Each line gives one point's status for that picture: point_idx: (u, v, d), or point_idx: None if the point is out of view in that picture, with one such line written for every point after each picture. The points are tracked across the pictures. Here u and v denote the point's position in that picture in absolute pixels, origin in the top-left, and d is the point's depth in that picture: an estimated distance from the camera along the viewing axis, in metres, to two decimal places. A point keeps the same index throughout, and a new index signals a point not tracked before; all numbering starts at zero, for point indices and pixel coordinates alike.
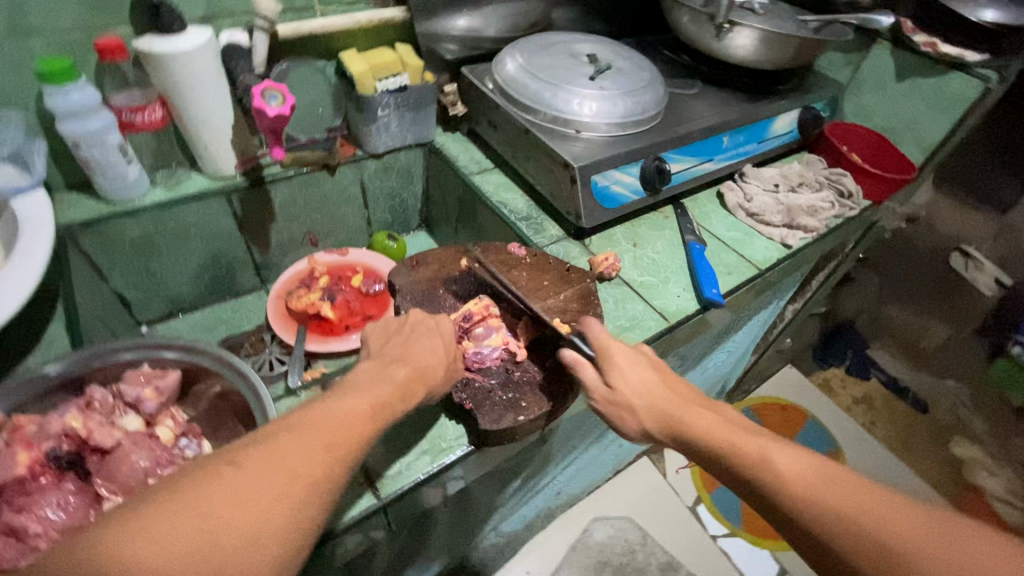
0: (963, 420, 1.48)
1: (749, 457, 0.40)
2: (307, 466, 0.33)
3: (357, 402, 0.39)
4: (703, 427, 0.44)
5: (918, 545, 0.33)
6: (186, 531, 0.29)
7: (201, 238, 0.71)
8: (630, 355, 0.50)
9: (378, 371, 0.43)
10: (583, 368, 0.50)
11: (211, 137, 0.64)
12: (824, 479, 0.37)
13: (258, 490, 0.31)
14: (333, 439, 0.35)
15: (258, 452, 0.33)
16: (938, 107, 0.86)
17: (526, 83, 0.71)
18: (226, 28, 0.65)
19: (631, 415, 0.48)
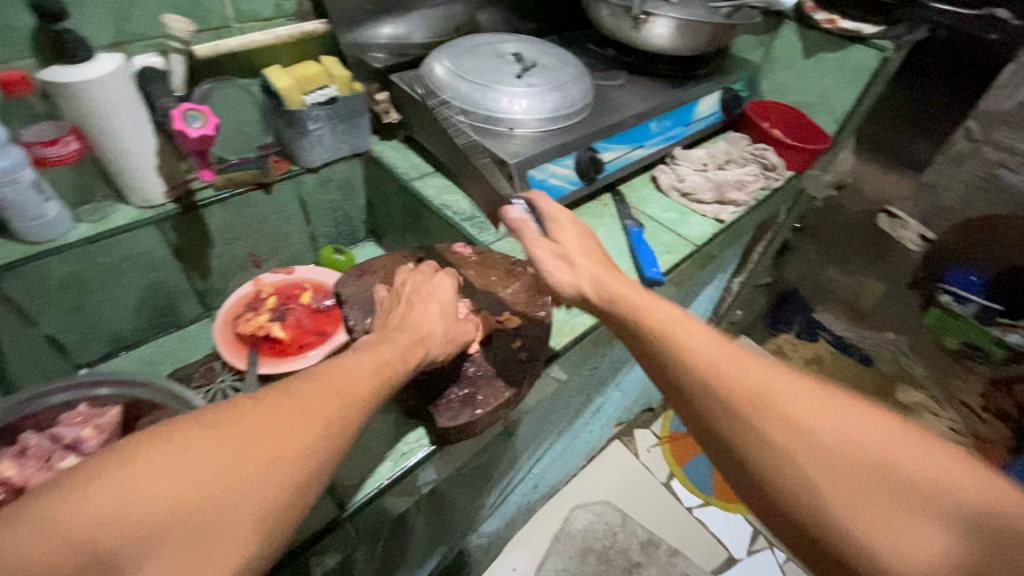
0: (905, 367, 1.58)
1: (641, 313, 0.44)
2: (307, 435, 0.32)
3: (364, 380, 0.39)
4: (614, 292, 0.47)
5: (761, 377, 0.35)
6: (183, 487, 0.28)
7: (135, 270, 0.68)
8: (569, 233, 0.55)
9: (385, 351, 0.43)
10: (526, 226, 0.56)
11: (135, 165, 0.62)
12: (698, 330, 0.40)
13: (257, 455, 0.30)
14: (336, 409, 0.35)
15: (262, 415, 0.32)
16: (844, 79, 0.92)
17: (455, 85, 0.72)
18: (139, 53, 0.63)
19: (557, 270, 0.53)
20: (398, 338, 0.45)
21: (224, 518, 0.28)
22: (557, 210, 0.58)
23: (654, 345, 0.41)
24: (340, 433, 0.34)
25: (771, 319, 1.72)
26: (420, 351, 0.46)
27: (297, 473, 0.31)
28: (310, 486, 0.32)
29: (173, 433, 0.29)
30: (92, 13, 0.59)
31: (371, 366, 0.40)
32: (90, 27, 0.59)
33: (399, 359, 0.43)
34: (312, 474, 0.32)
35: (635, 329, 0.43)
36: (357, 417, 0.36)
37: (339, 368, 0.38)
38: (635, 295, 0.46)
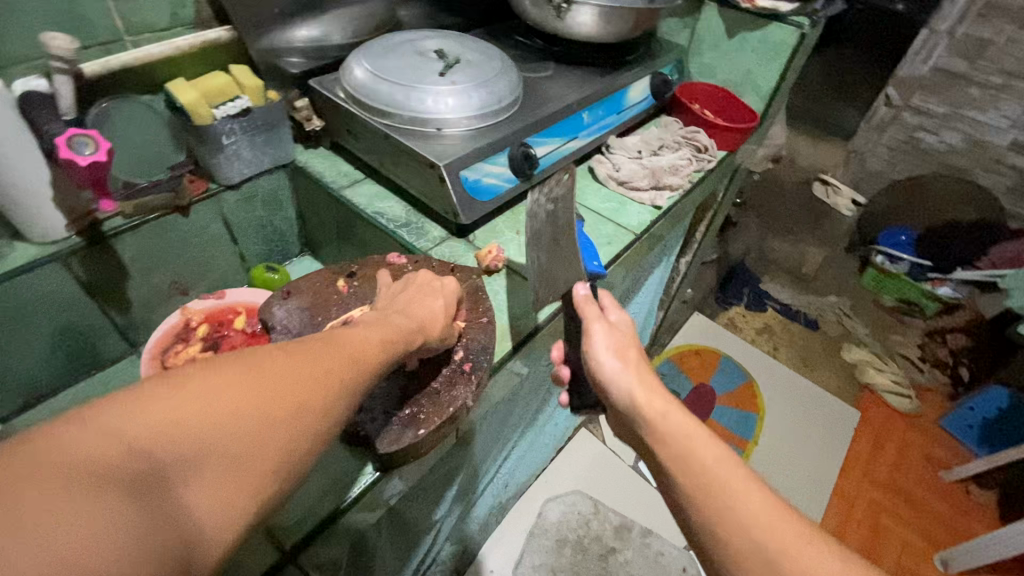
0: (848, 328, 1.61)
1: (684, 440, 0.42)
2: (330, 388, 0.34)
3: (377, 344, 0.40)
4: (660, 409, 0.45)
5: (765, 528, 0.38)
6: (226, 412, 0.29)
7: (42, 313, 0.62)
8: (620, 335, 0.51)
9: (393, 320, 0.45)
10: (586, 305, 0.53)
11: (29, 200, 0.57)
12: (734, 467, 0.40)
13: (289, 395, 0.32)
14: (354, 367, 0.37)
15: (292, 362, 0.33)
16: (766, 57, 0.94)
17: (377, 87, 0.68)
18: (18, 77, 0.57)
19: (610, 362, 0.49)
20: (405, 314, 0.47)
21: (258, 448, 0.29)
22: (619, 306, 0.56)
23: (679, 474, 0.41)
24: (355, 389, 0.36)
25: (720, 294, 1.67)
26: (422, 336, 0.46)
27: (319, 421, 0.33)
28: (327, 437, 0.34)
29: (214, 363, 0.30)
30: None
31: (383, 331, 0.42)
32: None
33: (407, 327, 0.45)
34: (331, 423, 0.34)
35: (669, 456, 0.42)
36: (370, 375, 0.38)
37: (355, 332, 0.40)
38: (681, 413, 0.44)
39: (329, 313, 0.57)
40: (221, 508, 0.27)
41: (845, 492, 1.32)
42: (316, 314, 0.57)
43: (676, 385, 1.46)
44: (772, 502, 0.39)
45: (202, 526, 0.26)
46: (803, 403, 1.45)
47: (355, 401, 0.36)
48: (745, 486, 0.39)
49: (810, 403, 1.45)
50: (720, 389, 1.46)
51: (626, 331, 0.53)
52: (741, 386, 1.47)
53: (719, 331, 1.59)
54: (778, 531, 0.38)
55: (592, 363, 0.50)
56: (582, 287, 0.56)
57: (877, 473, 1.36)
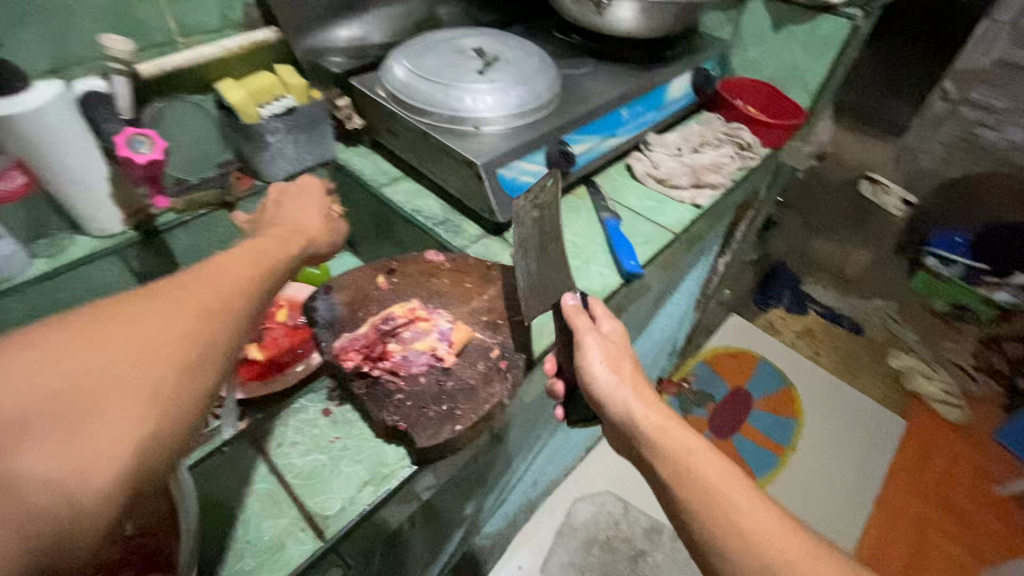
0: (895, 333, 1.55)
1: (684, 455, 0.44)
2: (187, 318, 0.32)
3: (252, 272, 0.38)
4: (659, 423, 0.47)
5: (773, 540, 0.38)
6: (42, 373, 0.26)
7: (101, 303, 0.66)
8: (614, 350, 0.53)
9: (260, 245, 0.41)
10: (578, 316, 0.53)
11: (87, 197, 0.60)
12: (736, 482, 0.41)
13: (123, 338, 0.29)
14: (215, 291, 0.34)
15: (125, 304, 0.31)
16: (815, 51, 0.90)
17: (416, 86, 0.69)
18: (79, 77, 0.60)
19: (605, 376, 0.51)
20: (285, 244, 0.43)
21: (104, 395, 0.27)
22: (611, 316, 0.56)
23: (679, 488, 0.42)
24: (226, 312, 0.34)
25: (759, 294, 1.62)
26: (302, 238, 0.46)
27: (184, 350, 0.31)
28: (207, 363, 0.32)
29: (27, 330, 0.28)
30: (25, 40, 0.56)
31: (252, 257, 0.39)
32: (25, 55, 0.56)
33: (282, 257, 0.42)
34: (203, 349, 0.31)
35: (669, 471, 0.43)
36: (243, 296, 0.35)
37: (215, 261, 0.37)
38: (678, 426, 0.46)
39: (368, 309, 0.58)
40: (78, 459, 0.26)
41: (888, 502, 1.27)
42: (355, 309, 0.58)
43: (710, 389, 1.43)
44: (769, 515, 0.40)
45: (57, 488, 0.25)
46: (842, 410, 1.40)
47: (235, 322, 0.34)
48: (744, 496, 0.40)
49: (851, 412, 1.40)
50: (757, 392, 1.43)
51: (616, 340, 0.54)
52: (780, 391, 1.43)
53: (759, 334, 1.54)
54: (778, 544, 0.38)
55: (586, 376, 0.51)
56: (571, 296, 0.55)
57: (924, 484, 1.31)
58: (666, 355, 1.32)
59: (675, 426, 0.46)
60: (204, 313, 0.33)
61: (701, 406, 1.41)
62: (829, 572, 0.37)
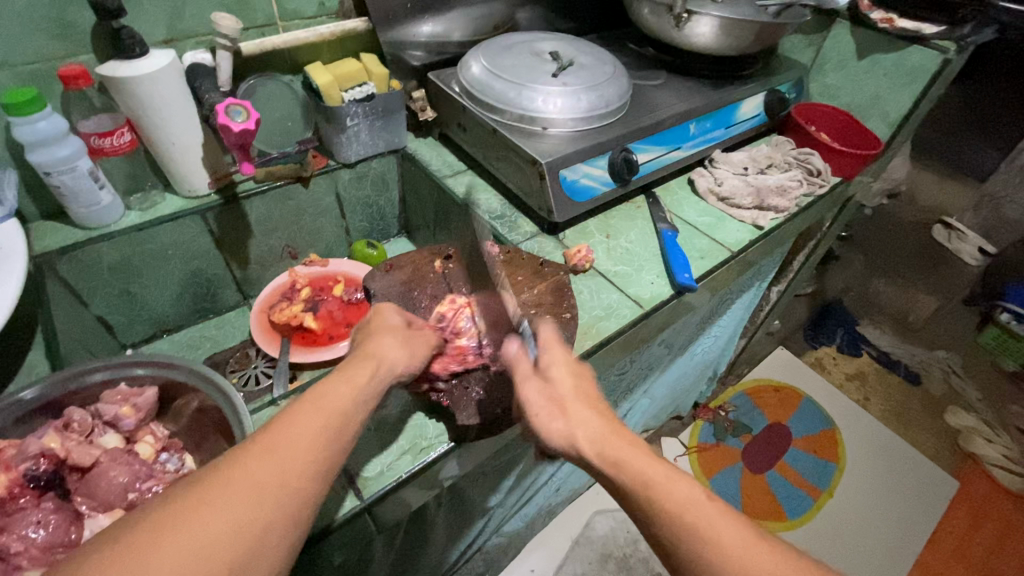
0: (957, 389, 1.46)
1: (644, 489, 0.39)
2: (236, 511, 0.31)
3: (314, 442, 0.35)
4: (613, 456, 0.41)
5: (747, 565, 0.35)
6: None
7: (180, 258, 0.71)
8: (552, 388, 0.47)
9: (330, 395, 0.39)
10: (521, 361, 0.50)
11: (182, 158, 0.65)
12: (704, 506, 0.37)
13: (177, 557, 0.29)
14: (270, 471, 0.33)
15: (184, 512, 0.30)
16: (899, 82, 0.87)
17: (490, 84, 0.71)
18: (189, 49, 0.66)
19: (548, 421, 0.45)
20: (356, 375, 0.41)
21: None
22: (557, 342, 0.50)
23: (653, 526, 0.38)
24: (282, 493, 0.33)
25: (811, 331, 1.58)
26: (374, 369, 0.43)
27: (232, 548, 0.30)
28: (259, 557, 0.31)
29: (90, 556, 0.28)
30: (147, 11, 0.61)
31: (320, 410, 0.37)
32: (145, 25, 0.62)
33: (358, 397, 0.40)
34: (255, 543, 0.31)
35: (639, 510, 0.39)
36: (300, 470, 0.34)
37: (275, 425, 0.36)
38: (633, 452, 0.41)
39: (421, 290, 0.61)
40: None
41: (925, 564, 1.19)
42: (410, 289, 0.61)
43: (750, 419, 1.40)
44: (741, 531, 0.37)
45: None
46: (897, 476, 1.30)
47: (292, 507, 0.33)
48: (715, 523, 0.37)
49: (896, 471, 1.31)
50: (798, 431, 1.37)
51: (555, 378, 0.47)
52: (820, 432, 1.37)
53: (806, 371, 1.48)
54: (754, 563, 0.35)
55: (536, 426, 0.45)
56: (515, 342, 0.51)
57: (971, 550, 1.22)
58: (706, 379, 1.29)
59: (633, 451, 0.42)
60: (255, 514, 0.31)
61: (737, 436, 1.37)
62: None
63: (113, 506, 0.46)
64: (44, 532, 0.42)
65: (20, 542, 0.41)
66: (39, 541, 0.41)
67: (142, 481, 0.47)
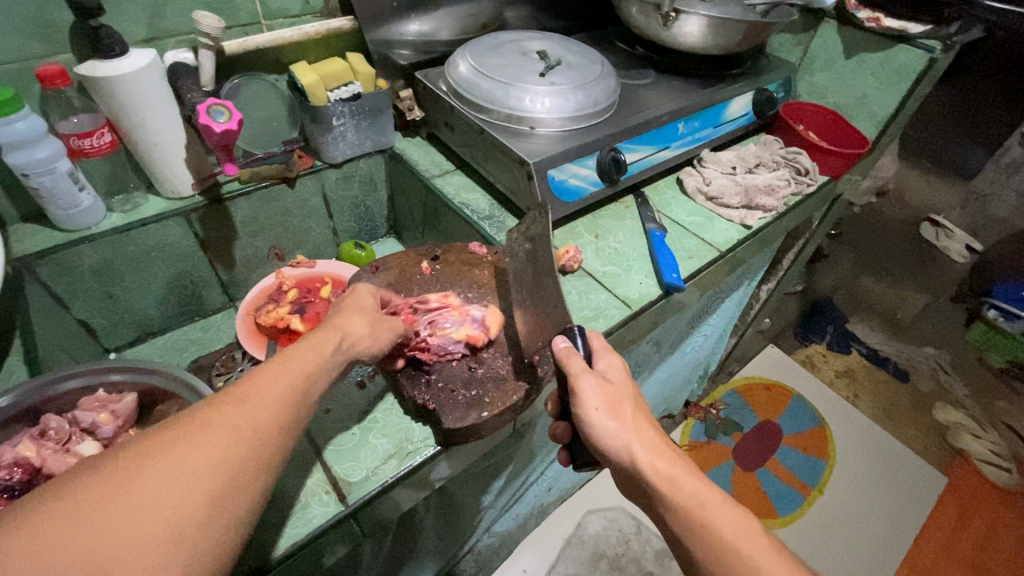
0: (945, 385, 1.50)
1: (696, 508, 0.40)
2: (213, 447, 0.31)
3: (280, 390, 0.36)
4: (667, 471, 0.42)
5: None
6: (71, 527, 0.26)
7: (163, 260, 0.70)
8: (611, 393, 0.46)
9: (295, 355, 0.39)
10: (571, 359, 0.46)
11: (164, 159, 0.64)
12: (755, 535, 0.39)
13: (149, 490, 0.28)
14: (244, 414, 0.33)
15: (152, 449, 0.30)
16: (886, 82, 0.87)
17: (478, 83, 0.71)
18: (170, 48, 0.65)
19: (605, 423, 0.44)
20: (321, 344, 0.41)
21: (129, 544, 0.26)
22: (609, 350, 0.49)
23: (698, 549, 0.39)
24: (255, 433, 0.33)
25: (801, 329, 1.61)
26: (334, 341, 0.42)
27: (210, 481, 0.30)
28: (237, 492, 0.31)
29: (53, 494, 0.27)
30: (127, 10, 0.60)
31: (291, 367, 0.37)
32: (125, 23, 0.61)
33: (325, 359, 0.40)
34: (232, 479, 0.31)
35: (686, 530, 0.40)
36: (274, 416, 0.34)
37: (246, 378, 0.36)
38: (688, 474, 0.42)
39: (408, 292, 0.60)
40: None
41: (917, 559, 1.21)
42: (396, 291, 0.60)
43: (739, 418, 1.40)
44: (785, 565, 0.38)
45: None
46: (881, 462, 1.32)
47: (266, 443, 0.33)
48: (762, 552, 0.38)
49: (886, 461, 1.32)
50: (789, 428, 1.38)
51: (611, 386, 0.46)
52: (810, 430, 1.37)
53: (797, 368, 1.49)
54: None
55: (589, 423, 0.45)
56: (564, 338, 0.48)
57: (960, 548, 1.23)
58: (697, 377, 1.29)
59: (687, 471, 0.42)
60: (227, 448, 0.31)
61: (727, 434, 1.38)
62: None
63: None
64: None
65: None
66: None
67: None
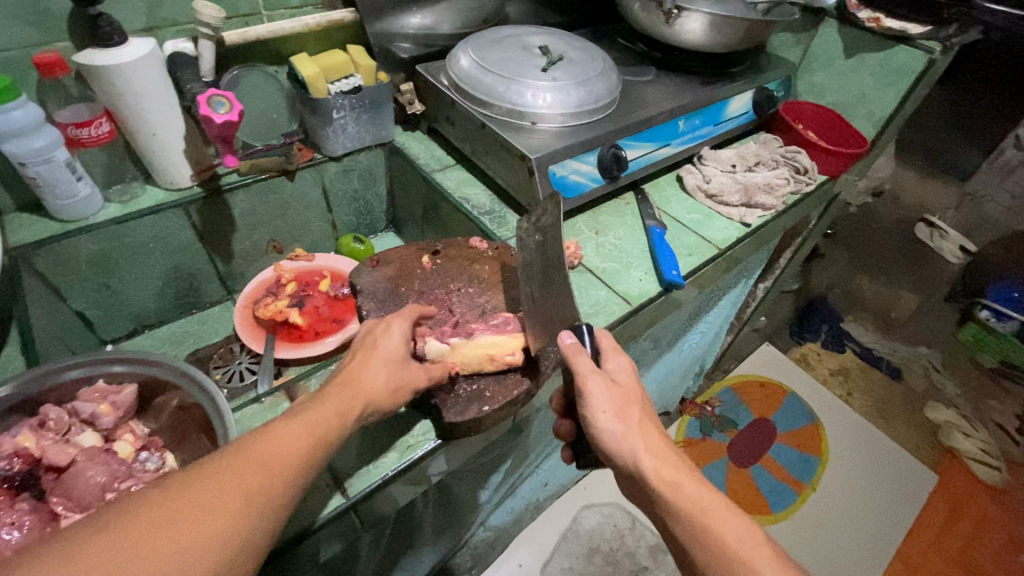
0: (937, 384, 1.49)
1: (699, 515, 0.41)
2: (223, 518, 0.31)
3: (308, 436, 0.37)
4: (671, 476, 0.43)
5: None
6: (108, 566, 0.27)
7: (161, 252, 0.70)
8: (619, 398, 0.45)
9: (327, 399, 0.40)
10: (576, 356, 0.45)
11: (162, 150, 0.64)
12: (757, 543, 0.40)
13: (184, 528, 0.30)
14: (274, 467, 0.34)
15: (191, 487, 0.31)
16: (885, 82, 0.88)
17: (480, 77, 0.70)
18: (169, 38, 0.64)
19: (611, 427, 0.44)
20: (360, 391, 0.42)
21: None
22: (618, 350, 0.49)
23: (698, 553, 0.40)
24: (283, 481, 0.34)
25: (795, 328, 1.59)
26: (358, 407, 0.41)
27: (211, 559, 0.30)
28: (254, 545, 0.32)
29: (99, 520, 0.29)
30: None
31: (321, 413, 0.39)
32: (122, 12, 0.60)
33: (354, 402, 0.41)
34: (231, 558, 0.31)
35: (688, 533, 0.41)
36: (285, 486, 0.34)
37: (264, 436, 0.36)
38: (688, 477, 0.43)
39: (409, 286, 0.60)
40: None
41: (910, 556, 1.22)
42: (397, 285, 0.60)
43: (734, 416, 1.41)
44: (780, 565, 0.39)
45: None
46: (877, 466, 1.33)
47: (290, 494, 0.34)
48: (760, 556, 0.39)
49: (881, 461, 1.34)
50: (783, 427, 1.38)
51: (616, 388, 0.46)
52: (805, 427, 1.39)
53: (791, 365, 1.50)
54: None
55: (596, 425, 0.45)
56: (571, 334, 0.46)
57: (951, 545, 1.25)
58: (693, 375, 1.30)
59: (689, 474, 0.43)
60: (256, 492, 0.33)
61: (722, 431, 1.39)
62: None
63: (89, 505, 0.44)
64: (17, 535, 0.41)
65: None
66: (10, 543, 0.41)
67: (120, 480, 0.46)
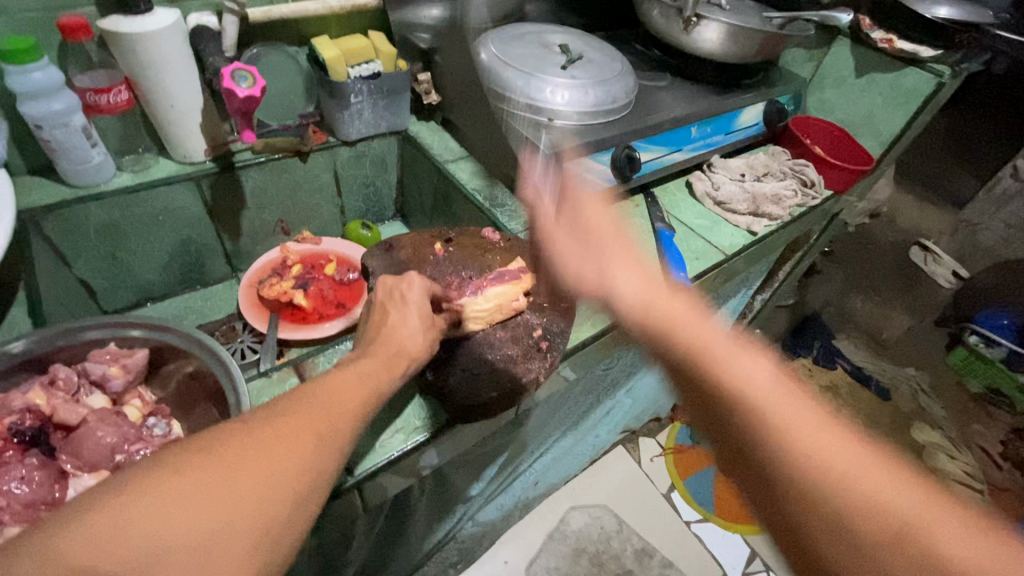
0: (924, 406, 1.52)
1: (691, 349, 0.42)
2: (298, 455, 0.33)
3: (355, 397, 0.38)
4: (659, 310, 0.46)
5: (807, 429, 0.35)
6: (186, 504, 0.28)
7: (170, 224, 0.69)
8: (601, 218, 0.54)
9: (367, 366, 0.41)
10: (548, 234, 0.58)
11: (180, 122, 0.64)
12: (764, 377, 0.39)
13: (251, 474, 0.31)
14: (328, 422, 0.35)
15: (253, 436, 0.32)
16: (894, 102, 0.90)
17: (499, 69, 0.69)
18: (194, 10, 0.64)
19: (582, 269, 0.53)
20: (390, 360, 0.43)
21: (227, 531, 0.29)
22: (596, 202, 0.57)
23: (701, 392, 0.41)
24: (336, 438, 0.35)
25: (791, 340, 1.66)
26: (402, 364, 0.44)
27: (294, 483, 0.32)
28: (314, 494, 0.33)
29: (171, 459, 0.30)
30: None
31: (365, 377, 0.40)
32: None
33: (386, 373, 0.42)
34: (312, 483, 0.33)
35: (681, 363, 0.43)
36: (339, 443, 0.35)
37: (323, 386, 0.38)
38: (682, 311, 0.46)
39: (420, 270, 0.60)
40: None
41: None
42: (409, 269, 0.60)
43: None
44: (793, 403, 0.37)
45: None
46: None
47: (342, 450, 0.36)
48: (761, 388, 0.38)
49: None
50: None
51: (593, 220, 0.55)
52: None
53: None
54: (792, 426, 0.36)
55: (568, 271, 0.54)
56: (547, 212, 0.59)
57: None
58: None
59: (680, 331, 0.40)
60: (315, 446, 0.34)
61: None
62: (880, 468, 0.33)
63: (98, 466, 0.45)
64: (26, 488, 0.41)
65: (2, 498, 0.41)
66: (20, 496, 0.41)
67: (128, 444, 0.47)
